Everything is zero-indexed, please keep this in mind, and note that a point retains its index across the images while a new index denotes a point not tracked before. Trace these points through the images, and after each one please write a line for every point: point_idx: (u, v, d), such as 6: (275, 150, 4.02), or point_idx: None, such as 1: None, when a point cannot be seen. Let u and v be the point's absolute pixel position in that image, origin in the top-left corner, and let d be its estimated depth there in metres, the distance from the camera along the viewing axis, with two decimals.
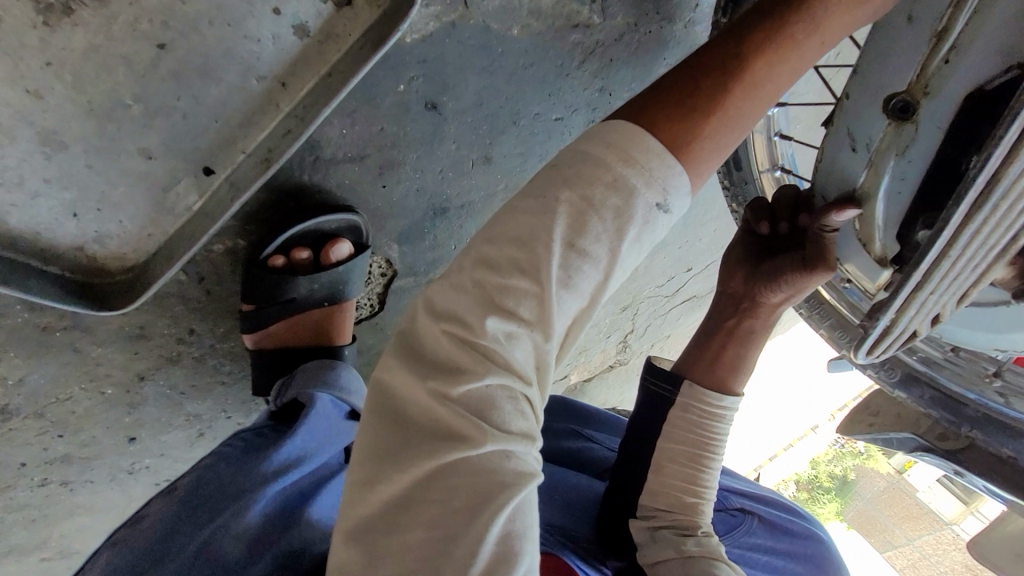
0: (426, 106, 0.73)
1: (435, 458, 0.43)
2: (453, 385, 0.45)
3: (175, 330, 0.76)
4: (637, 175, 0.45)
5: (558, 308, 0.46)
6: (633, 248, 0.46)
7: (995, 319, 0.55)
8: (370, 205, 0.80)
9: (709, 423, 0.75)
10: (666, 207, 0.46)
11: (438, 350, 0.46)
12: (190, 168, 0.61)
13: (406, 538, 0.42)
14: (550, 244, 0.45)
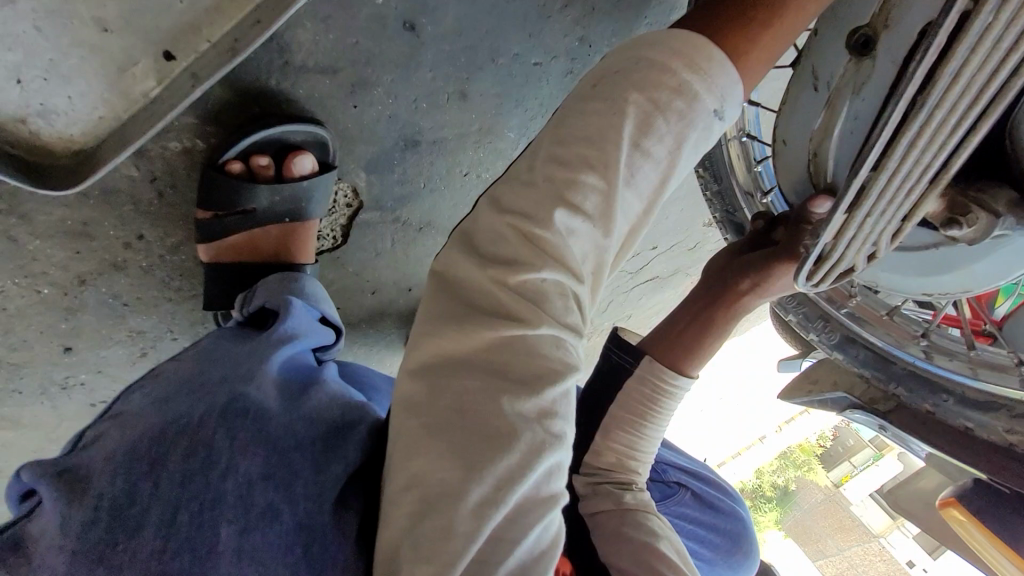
0: (404, 25, 0.72)
1: (497, 328, 0.44)
2: (515, 274, 0.45)
3: (123, 234, 0.73)
4: (698, 83, 0.46)
5: (618, 208, 0.46)
6: (689, 156, 0.48)
7: (923, 260, 0.58)
8: (339, 125, 0.78)
9: (662, 402, 0.68)
10: (720, 115, 0.48)
11: (501, 239, 0.46)
12: (150, 50, 0.59)
13: (461, 389, 0.43)
14: (617, 144, 0.45)
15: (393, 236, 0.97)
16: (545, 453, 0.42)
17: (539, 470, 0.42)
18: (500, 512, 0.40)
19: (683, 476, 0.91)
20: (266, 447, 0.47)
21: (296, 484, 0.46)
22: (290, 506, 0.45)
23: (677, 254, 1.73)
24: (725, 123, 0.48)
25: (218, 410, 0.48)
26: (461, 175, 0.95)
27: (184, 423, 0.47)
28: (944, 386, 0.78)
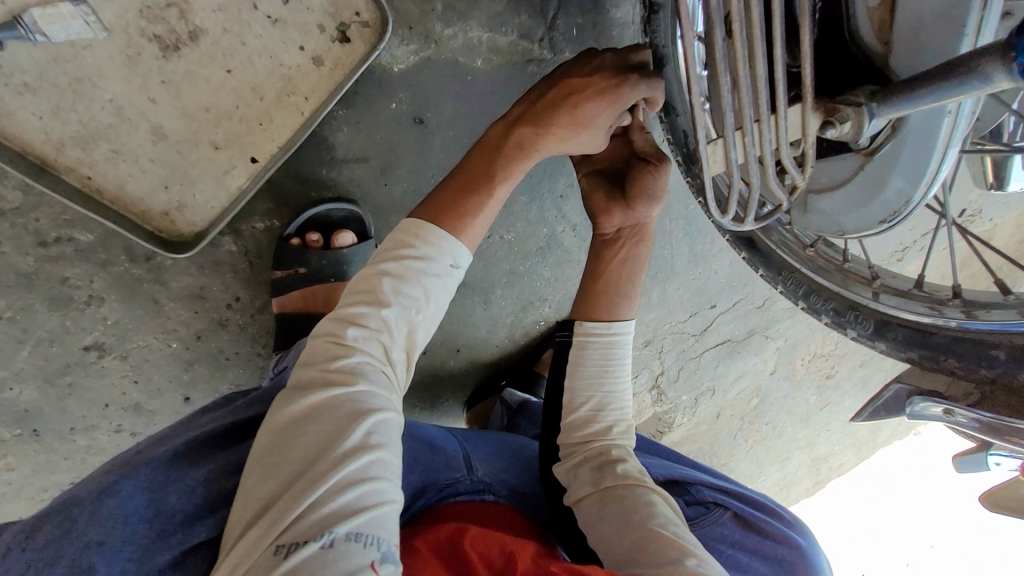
0: (414, 120, 0.98)
1: (317, 394, 0.60)
2: (336, 360, 0.64)
3: (226, 295, 0.98)
4: (431, 251, 0.68)
5: (393, 319, 0.67)
6: (433, 291, 0.69)
7: (860, 188, 0.60)
8: (375, 200, 1.02)
9: (605, 350, 0.90)
10: (457, 266, 0.71)
11: (330, 343, 0.65)
12: (243, 157, 0.88)
13: (295, 435, 0.58)
14: (386, 289, 0.66)
15: None
16: (351, 482, 0.55)
17: (345, 495, 0.54)
18: (315, 494, 0.53)
19: (724, 496, 0.88)
20: (114, 515, 0.54)
21: (122, 550, 0.53)
22: (108, 564, 0.52)
23: (744, 312, 1.67)
24: (461, 270, 0.71)
25: (142, 458, 0.60)
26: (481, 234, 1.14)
27: (75, 497, 0.56)
28: (993, 341, 0.73)
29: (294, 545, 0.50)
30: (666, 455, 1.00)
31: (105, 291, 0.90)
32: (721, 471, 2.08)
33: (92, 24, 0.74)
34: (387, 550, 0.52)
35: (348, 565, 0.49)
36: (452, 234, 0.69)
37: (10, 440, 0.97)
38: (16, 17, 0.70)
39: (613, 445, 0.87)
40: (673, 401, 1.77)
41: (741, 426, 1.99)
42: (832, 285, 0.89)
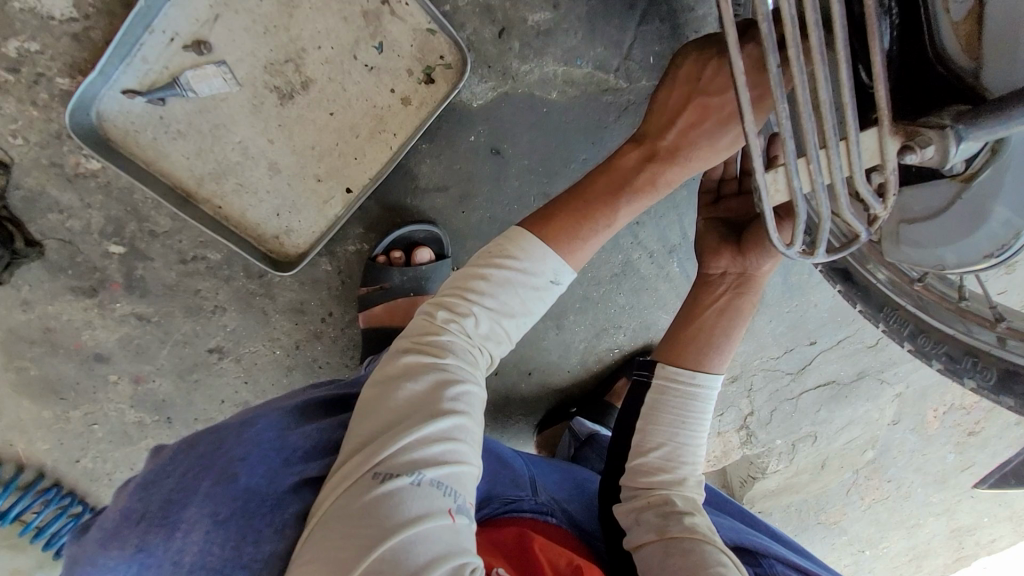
0: (491, 151, 1.04)
1: (418, 360, 0.61)
2: (433, 339, 0.63)
3: (322, 310, 1.10)
4: (534, 264, 0.64)
5: (488, 318, 0.64)
6: (533, 295, 0.65)
7: (957, 219, 0.54)
8: (453, 226, 1.09)
9: (685, 400, 0.84)
10: (556, 280, 0.66)
11: (429, 322, 0.64)
12: (340, 188, 0.99)
13: (394, 386, 0.59)
14: (483, 283, 0.64)
15: None
16: (438, 437, 0.56)
17: (433, 447, 0.55)
18: (405, 437, 0.54)
19: (798, 574, 0.79)
20: (257, 439, 0.56)
21: (260, 466, 0.53)
22: (251, 474, 0.52)
23: (852, 351, 1.50)
24: (563, 287, 0.67)
25: (264, 411, 0.62)
26: None
27: (212, 430, 0.58)
28: None
29: (384, 477, 0.51)
30: (743, 517, 0.94)
31: (228, 302, 1.06)
32: (834, 534, 1.82)
33: (230, 80, 0.89)
34: (462, 504, 0.53)
35: (427, 507, 0.50)
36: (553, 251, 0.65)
37: (150, 424, 1.13)
38: (174, 77, 0.87)
39: (677, 496, 0.81)
40: (768, 446, 1.61)
41: (859, 483, 1.74)
42: (948, 329, 0.78)
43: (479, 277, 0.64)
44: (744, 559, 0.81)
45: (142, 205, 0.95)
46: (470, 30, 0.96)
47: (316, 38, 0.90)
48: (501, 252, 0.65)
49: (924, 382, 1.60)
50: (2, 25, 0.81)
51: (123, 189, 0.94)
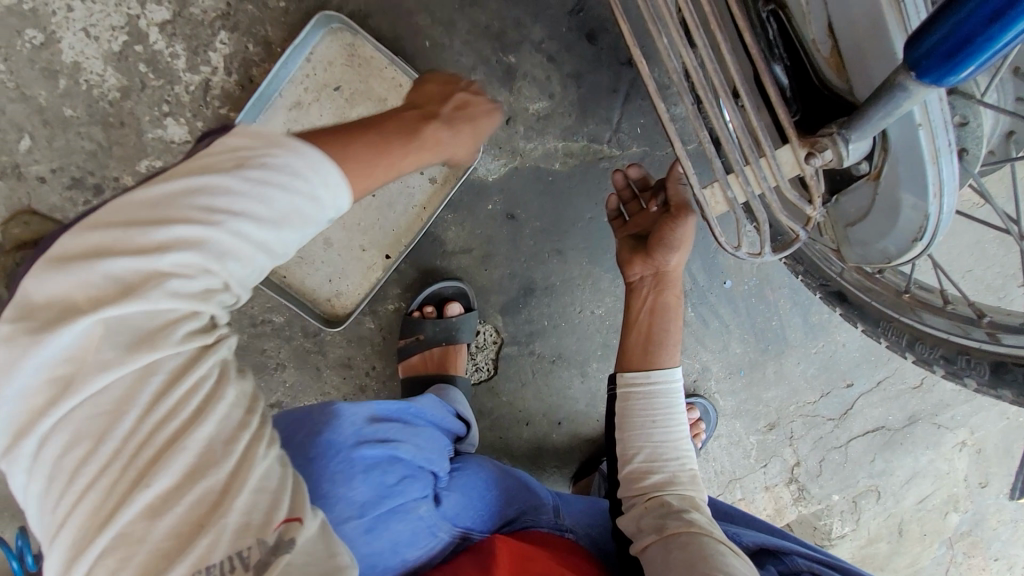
0: (506, 216, 1.22)
1: (115, 269, 0.46)
2: (140, 234, 0.48)
3: (366, 365, 1.24)
4: (293, 156, 0.52)
5: (256, 214, 0.51)
6: (307, 215, 0.54)
7: (881, 211, 0.62)
8: (478, 282, 1.25)
9: (646, 399, 0.88)
10: (320, 192, 0.54)
11: (131, 211, 0.49)
12: (380, 254, 1.19)
13: (73, 308, 0.46)
14: (242, 174, 0.51)
15: (533, 367, 1.31)
16: (204, 422, 0.47)
17: (203, 438, 0.47)
18: (133, 416, 0.45)
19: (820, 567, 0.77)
20: None
21: None
22: None
23: (896, 393, 1.45)
24: (339, 201, 0.56)
25: None
26: (576, 310, 1.30)
27: None
28: None
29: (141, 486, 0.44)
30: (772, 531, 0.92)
31: (287, 359, 1.22)
32: None
33: None
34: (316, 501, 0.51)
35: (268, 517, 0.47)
36: (332, 161, 0.54)
37: None
38: None
39: (672, 496, 0.83)
40: (829, 505, 1.50)
41: (958, 559, 1.55)
42: (943, 331, 0.81)
43: (251, 163, 0.51)
44: (766, 559, 0.80)
45: None
46: None
47: None
48: (270, 143, 0.53)
49: (995, 429, 1.48)
50: (137, 150, 1.08)
51: None
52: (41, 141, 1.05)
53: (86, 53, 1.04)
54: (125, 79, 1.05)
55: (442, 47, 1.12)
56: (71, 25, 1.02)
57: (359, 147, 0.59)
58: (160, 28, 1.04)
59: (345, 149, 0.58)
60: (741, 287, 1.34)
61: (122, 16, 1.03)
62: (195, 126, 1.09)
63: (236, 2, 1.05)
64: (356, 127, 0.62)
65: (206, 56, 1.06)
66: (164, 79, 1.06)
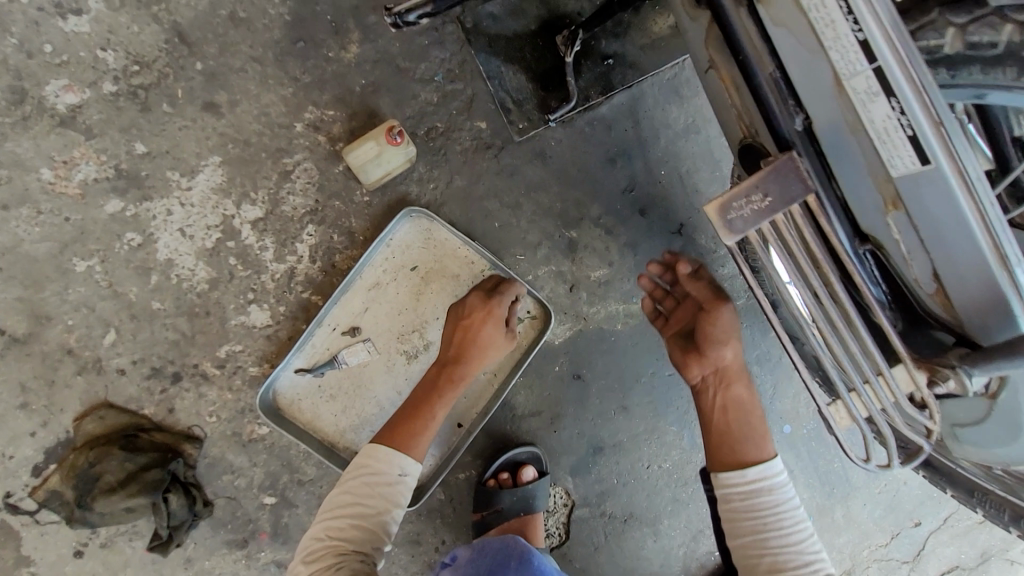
0: (574, 377, 1.25)
1: (332, 540, 0.92)
2: (348, 516, 0.94)
3: (436, 539, 1.20)
4: (389, 463, 0.97)
5: (371, 503, 0.94)
6: (399, 479, 0.97)
7: (1000, 426, 0.66)
8: (547, 444, 1.25)
9: (750, 498, 0.96)
10: (409, 471, 0.98)
11: (355, 486, 0.96)
12: (452, 423, 1.19)
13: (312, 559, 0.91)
14: (370, 473, 0.96)
15: (604, 528, 1.28)
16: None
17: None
18: None
19: None
20: None
21: None
22: None
23: (965, 529, 1.43)
24: (413, 475, 0.99)
25: None
26: (645, 466, 1.28)
27: None
28: None
29: None
30: None
31: None
32: None
33: (372, 351, 1.16)
34: None
35: None
36: (408, 452, 0.99)
37: None
38: (334, 355, 1.14)
39: None
40: None
41: None
42: None
43: (366, 468, 0.96)
44: None
45: (295, 458, 1.14)
46: (548, 290, 1.23)
47: (436, 312, 1.18)
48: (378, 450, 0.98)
49: None
50: (219, 337, 1.11)
51: (283, 446, 1.14)
52: (126, 334, 1.07)
53: (180, 251, 1.09)
54: (214, 271, 1.10)
55: (511, 226, 1.20)
56: (169, 227, 1.08)
57: (427, 413, 1.02)
58: (252, 225, 1.11)
59: (400, 433, 1.00)
60: (800, 432, 1.35)
61: (216, 215, 1.09)
62: (277, 311, 1.13)
63: (324, 198, 1.13)
64: (414, 395, 1.04)
65: (293, 246, 1.12)
66: (252, 269, 1.11)
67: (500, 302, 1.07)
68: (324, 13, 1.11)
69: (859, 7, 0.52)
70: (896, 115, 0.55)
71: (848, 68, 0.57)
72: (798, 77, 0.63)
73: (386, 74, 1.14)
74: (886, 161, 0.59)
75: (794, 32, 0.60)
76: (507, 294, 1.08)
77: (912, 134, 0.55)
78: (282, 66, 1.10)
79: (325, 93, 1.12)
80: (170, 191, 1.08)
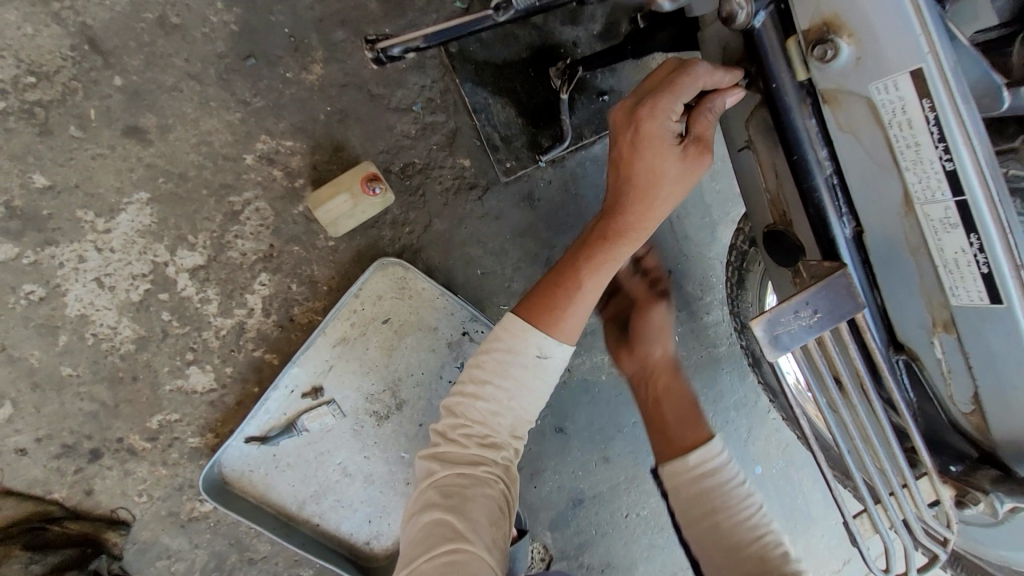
0: (556, 429, 1.18)
1: (445, 497, 0.76)
2: (458, 476, 0.78)
3: None
4: (520, 344, 0.78)
5: (490, 409, 0.79)
6: (539, 389, 0.80)
7: (1010, 538, 0.66)
8: (526, 500, 1.18)
9: (712, 473, 0.71)
10: (546, 355, 0.79)
11: (457, 449, 0.80)
12: None
13: (455, 514, 0.75)
14: (471, 392, 0.80)
15: None
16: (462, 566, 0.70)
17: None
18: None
19: None
20: None
21: None
22: None
23: None
24: (552, 358, 0.80)
25: None
26: (623, 515, 1.25)
27: None
28: None
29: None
30: None
31: None
32: None
33: (338, 414, 1.03)
34: None
35: None
36: (548, 332, 0.78)
37: None
38: (291, 421, 1.00)
39: None
40: None
41: None
42: None
43: (486, 380, 0.79)
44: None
45: (245, 535, 1.01)
46: None
47: (410, 369, 1.07)
48: (502, 345, 0.79)
49: None
50: (151, 405, 0.94)
51: (230, 523, 1.00)
52: (27, 408, 0.89)
53: (97, 305, 0.91)
54: (143, 329, 0.93)
55: (494, 274, 1.10)
56: (82, 276, 0.90)
57: (577, 308, 0.78)
58: (190, 274, 0.94)
59: (540, 312, 0.79)
60: (769, 472, 1.37)
61: (145, 263, 0.92)
62: (223, 372, 0.97)
63: (280, 244, 0.97)
64: (547, 286, 0.80)
65: (242, 298, 0.97)
66: (190, 325, 0.95)
67: (672, 90, 0.66)
68: (281, 25, 0.94)
69: (954, 139, 0.49)
70: (971, 251, 0.52)
71: (924, 193, 0.53)
72: (857, 187, 0.58)
73: (355, 100, 0.99)
74: (947, 290, 0.56)
75: (865, 143, 0.55)
76: (689, 86, 0.65)
77: (987, 272, 0.52)
78: (228, 87, 0.93)
79: (281, 121, 0.95)
80: (82, 234, 0.89)
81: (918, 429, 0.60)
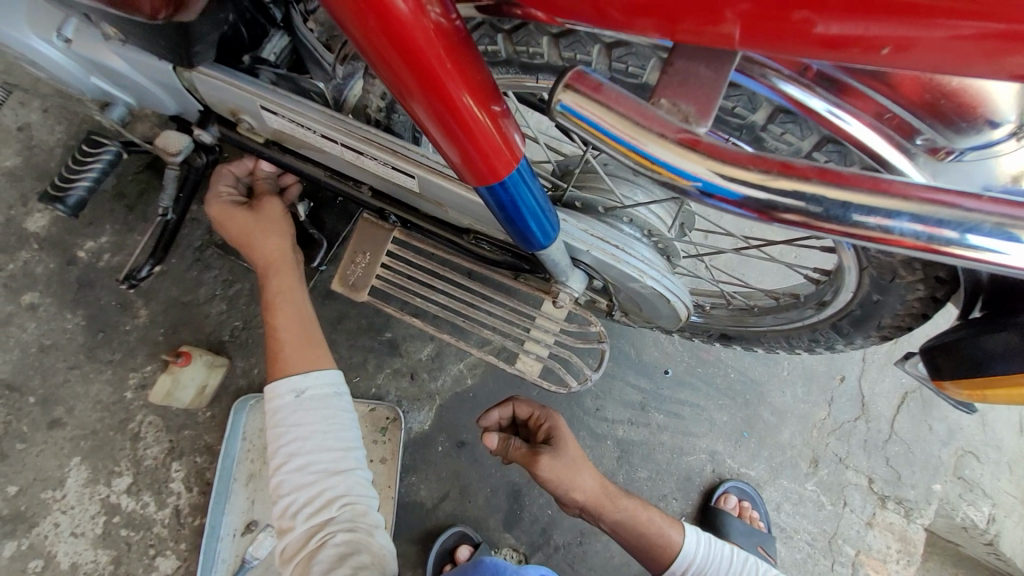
0: (459, 446, 1.33)
1: None
2: (301, 556, 0.76)
3: None
4: (273, 400, 0.82)
5: (292, 472, 0.79)
6: (318, 418, 0.82)
7: (636, 298, 0.78)
8: (471, 516, 1.30)
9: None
10: (301, 387, 0.83)
11: (296, 538, 0.77)
12: None
13: None
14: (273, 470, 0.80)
15: (567, 559, 1.29)
16: None
17: None
18: None
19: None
20: None
21: None
22: None
23: (885, 356, 1.42)
24: (309, 384, 0.83)
25: None
26: None
27: None
28: (866, 291, 0.66)
29: None
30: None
31: None
32: None
33: (275, 533, 1.24)
34: None
35: None
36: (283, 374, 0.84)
37: None
38: (243, 557, 1.23)
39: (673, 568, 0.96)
40: (941, 498, 1.36)
41: None
42: (786, 325, 0.86)
43: (272, 450, 0.80)
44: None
45: None
46: (394, 390, 1.35)
47: None
48: (268, 411, 0.82)
49: None
50: None
51: None
52: None
53: (79, 551, 1.22)
54: (114, 549, 1.23)
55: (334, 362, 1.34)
56: (61, 537, 1.23)
57: (290, 338, 0.89)
58: (127, 492, 1.25)
59: (274, 366, 0.87)
60: (681, 368, 1.41)
61: (96, 503, 1.25)
62: (180, 550, 1.24)
63: (176, 435, 1.29)
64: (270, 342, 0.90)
65: (168, 488, 1.26)
66: (142, 529, 1.24)
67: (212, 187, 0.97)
68: (109, 302, 1.34)
69: (305, 121, 0.73)
70: (378, 162, 0.74)
71: (339, 152, 0.76)
72: (338, 169, 0.82)
73: (176, 314, 1.35)
74: (408, 186, 0.76)
75: (308, 149, 0.81)
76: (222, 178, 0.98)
77: (393, 166, 0.73)
78: (95, 358, 1.31)
79: (138, 358, 1.32)
80: (50, 508, 1.24)
81: (463, 270, 0.80)
